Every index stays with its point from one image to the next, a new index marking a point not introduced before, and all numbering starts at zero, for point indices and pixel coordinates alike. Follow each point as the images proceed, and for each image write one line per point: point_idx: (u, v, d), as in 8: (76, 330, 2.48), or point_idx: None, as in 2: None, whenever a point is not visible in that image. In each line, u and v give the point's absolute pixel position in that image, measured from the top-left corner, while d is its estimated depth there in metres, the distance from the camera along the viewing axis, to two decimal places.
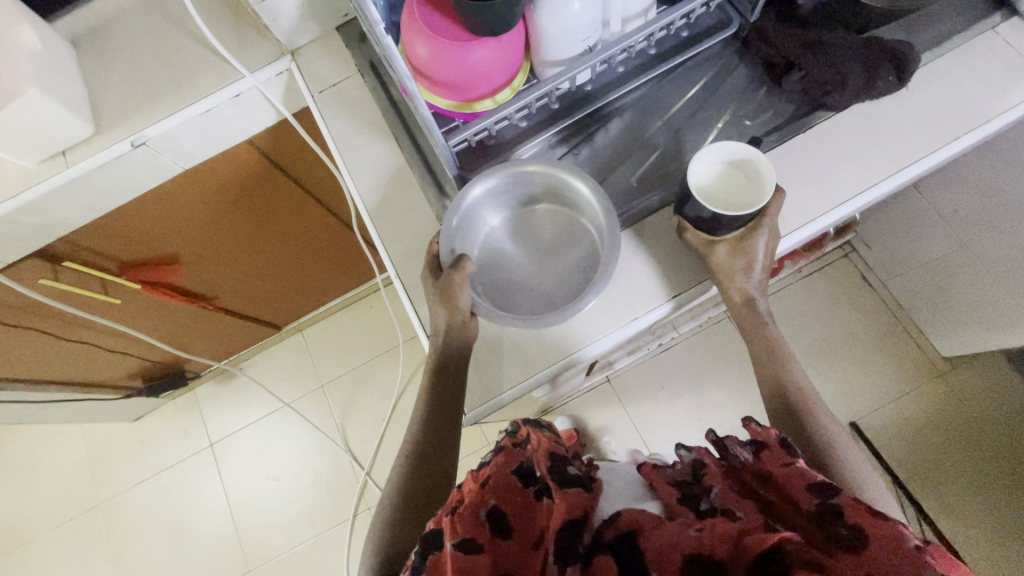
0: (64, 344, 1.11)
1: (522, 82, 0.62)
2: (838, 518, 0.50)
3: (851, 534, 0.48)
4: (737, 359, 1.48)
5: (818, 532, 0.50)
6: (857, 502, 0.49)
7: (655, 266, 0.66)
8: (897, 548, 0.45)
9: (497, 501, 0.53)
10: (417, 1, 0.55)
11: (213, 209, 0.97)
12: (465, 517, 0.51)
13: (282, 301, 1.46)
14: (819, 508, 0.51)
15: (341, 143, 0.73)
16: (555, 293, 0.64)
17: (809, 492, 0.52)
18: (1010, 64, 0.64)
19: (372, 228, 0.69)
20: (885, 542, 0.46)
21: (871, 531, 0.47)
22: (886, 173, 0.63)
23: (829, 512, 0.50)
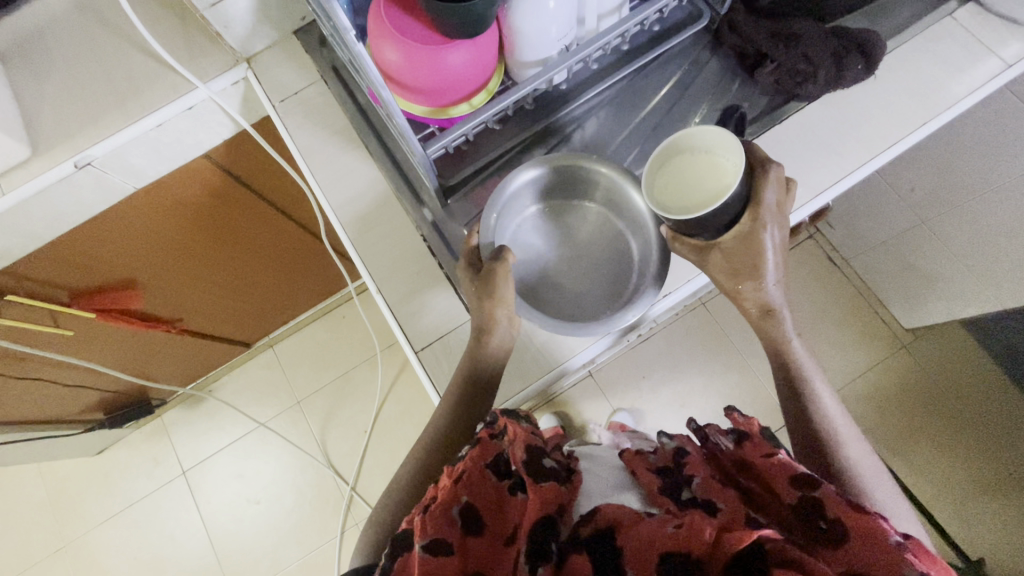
0: (13, 382, 1.03)
1: (498, 84, 0.60)
2: (820, 509, 0.47)
3: (830, 527, 0.46)
4: (715, 344, 1.51)
5: (798, 524, 0.48)
6: (836, 494, 0.47)
7: None
8: (875, 543, 0.43)
9: (470, 497, 0.49)
10: (385, 3, 0.52)
11: (171, 228, 0.91)
12: (434, 514, 0.47)
13: (250, 319, 1.40)
14: (798, 499, 0.49)
15: (308, 154, 0.69)
16: (590, 295, 0.63)
17: (790, 482, 0.50)
18: (970, 49, 0.66)
19: (349, 242, 0.66)
20: (864, 537, 0.44)
21: (852, 524, 0.45)
22: (860, 160, 0.64)
23: (809, 504, 0.48)
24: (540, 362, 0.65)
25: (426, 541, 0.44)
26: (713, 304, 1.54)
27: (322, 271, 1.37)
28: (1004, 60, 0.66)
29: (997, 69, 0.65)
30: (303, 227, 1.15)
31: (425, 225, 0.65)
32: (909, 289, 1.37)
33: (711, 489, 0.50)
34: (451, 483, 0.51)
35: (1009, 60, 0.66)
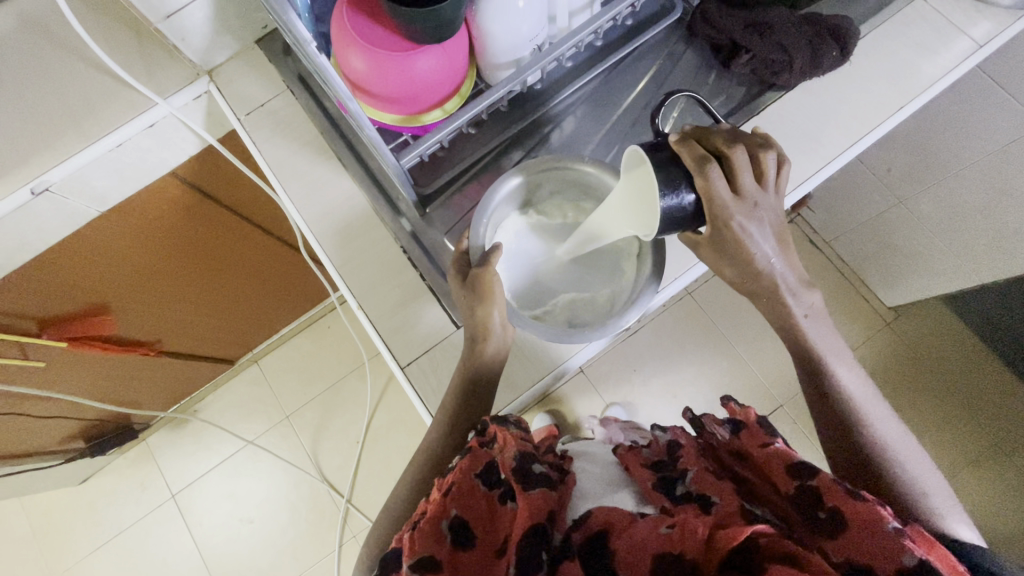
0: None
1: (471, 88, 0.58)
2: (816, 499, 0.47)
3: (829, 516, 0.45)
4: (703, 333, 1.52)
5: (795, 514, 0.48)
6: (835, 483, 0.46)
7: None
8: (875, 532, 0.43)
9: (459, 510, 0.47)
10: (347, 8, 0.50)
11: (142, 250, 0.88)
12: (423, 531, 0.45)
13: (231, 336, 1.37)
14: (796, 488, 0.48)
15: (279, 168, 0.67)
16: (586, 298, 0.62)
17: (787, 473, 0.49)
18: (941, 31, 0.66)
19: (326, 257, 0.64)
20: (864, 525, 0.43)
21: (848, 512, 0.44)
22: (840, 148, 0.64)
23: (807, 494, 0.47)
24: (530, 369, 0.64)
25: (415, 561, 0.43)
26: (698, 294, 1.54)
27: (303, 282, 1.34)
28: (975, 41, 0.66)
29: (967, 50, 0.66)
30: (281, 239, 1.12)
31: (404, 236, 0.63)
32: (890, 269, 1.39)
33: (705, 480, 0.48)
34: (440, 496, 0.49)
35: (980, 40, 0.66)
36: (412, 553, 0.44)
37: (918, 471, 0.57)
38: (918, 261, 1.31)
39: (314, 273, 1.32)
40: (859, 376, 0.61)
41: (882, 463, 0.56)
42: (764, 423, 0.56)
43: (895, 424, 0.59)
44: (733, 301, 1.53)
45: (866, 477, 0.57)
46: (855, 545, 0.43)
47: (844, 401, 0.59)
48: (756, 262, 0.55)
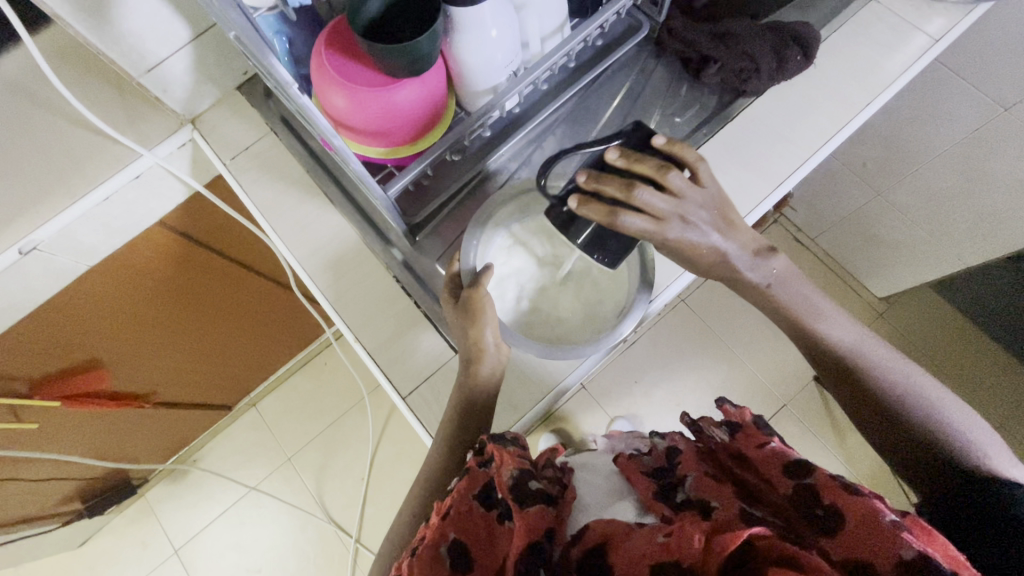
0: None
1: (451, 116, 0.60)
2: (815, 497, 0.46)
3: (827, 514, 0.45)
4: (700, 339, 1.53)
5: (794, 514, 0.46)
6: (833, 481, 0.46)
7: None
8: (871, 526, 0.42)
9: (458, 533, 0.46)
10: (326, 49, 0.51)
11: (133, 300, 0.87)
12: (422, 556, 0.44)
13: (227, 381, 1.35)
14: (793, 488, 0.48)
15: (266, 208, 0.67)
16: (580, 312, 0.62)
17: (785, 473, 0.49)
18: (897, 29, 0.69)
19: (320, 292, 0.64)
20: (861, 522, 0.43)
21: (847, 508, 0.44)
22: (814, 146, 0.66)
23: (806, 492, 0.47)
24: (532, 387, 0.64)
25: None
26: (692, 300, 1.56)
27: (297, 321, 1.34)
28: (931, 35, 0.68)
29: (924, 45, 0.68)
30: (273, 280, 1.12)
31: (396, 265, 0.64)
32: (876, 260, 1.41)
33: (705, 485, 0.48)
34: (439, 519, 0.48)
35: (935, 35, 0.69)
36: None
37: (937, 407, 0.57)
38: (902, 251, 1.33)
39: (309, 311, 1.32)
40: (857, 327, 0.62)
41: (894, 407, 0.57)
42: (761, 423, 0.56)
43: (903, 367, 0.60)
44: (726, 305, 1.55)
45: (881, 421, 0.58)
46: (853, 543, 0.42)
47: (848, 357, 0.60)
48: (716, 257, 0.57)
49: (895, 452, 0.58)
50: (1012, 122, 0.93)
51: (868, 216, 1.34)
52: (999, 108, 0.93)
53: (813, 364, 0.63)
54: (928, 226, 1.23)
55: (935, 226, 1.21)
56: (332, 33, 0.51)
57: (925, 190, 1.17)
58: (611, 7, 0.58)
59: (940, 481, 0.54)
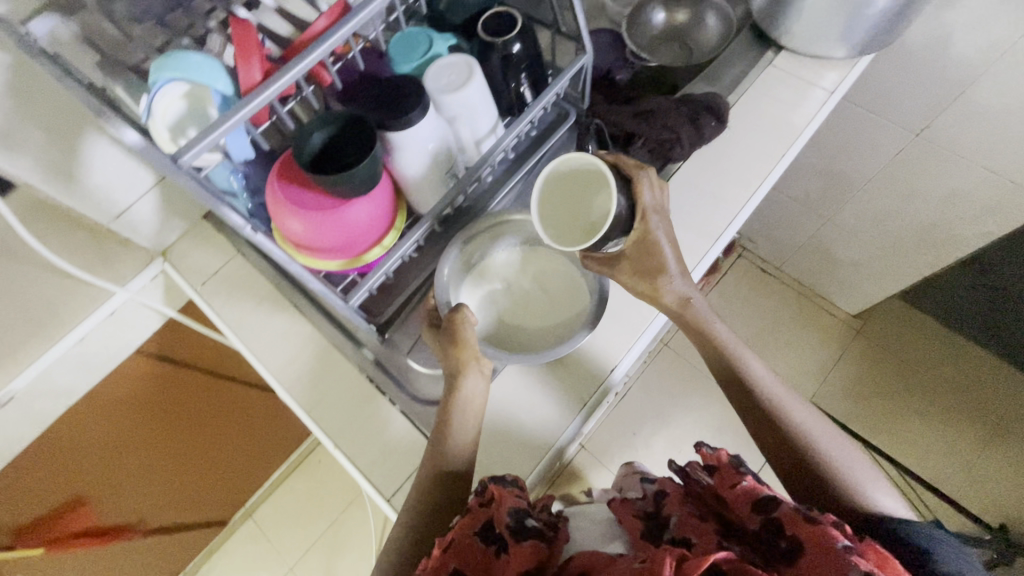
0: None
1: (404, 220, 0.64)
2: (778, 529, 0.48)
3: (790, 546, 0.46)
4: (690, 380, 1.54)
5: (761, 549, 0.48)
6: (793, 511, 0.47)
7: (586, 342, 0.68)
8: (827, 553, 0.44)
9: (457, 564, 0.48)
10: (278, 182, 0.55)
11: (114, 430, 0.87)
12: None
13: (219, 495, 1.32)
14: (760, 523, 0.49)
15: (239, 327, 0.70)
16: (549, 334, 0.65)
17: (753, 510, 0.50)
18: (795, 88, 0.77)
19: (296, 401, 0.66)
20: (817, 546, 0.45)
21: (803, 535, 0.46)
22: (743, 199, 0.71)
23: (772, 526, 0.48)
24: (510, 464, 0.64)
25: None
26: (674, 343, 1.58)
27: (286, 425, 1.32)
28: (826, 88, 0.76)
29: (823, 98, 0.76)
30: (257, 388, 1.12)
31: (368, 365, 0.65)
32: (841, 281, 1.47)
33: (688, 525, 0.50)
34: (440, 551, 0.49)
35: (830, 87, 0.76)
36: None
37: (841, 452, 0.59)
38: (862, 270, 1.39)
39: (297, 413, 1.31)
40: (769, 371, 0.64)
41: (808, 452, 0.59)
42: (737, 463, 0.54)
43: (811, 413, 0.62)
44: None
45: (799, 465, 0.59)
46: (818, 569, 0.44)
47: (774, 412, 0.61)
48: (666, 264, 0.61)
49: (812, 499, 0.58)
50: (926, 148, 1.01)
51: (823, 241, 1.40)
52: (911, 136, 1.01)
53: (737, 408, 0.64)
54: (878, 247, 1.28)
55: (885, 246, 1.26)
56: (285, 160, 0.55)
57: (867, 215, 1.23)
58: (539, 102, 0.65)
59: (853, 530, 0.54)
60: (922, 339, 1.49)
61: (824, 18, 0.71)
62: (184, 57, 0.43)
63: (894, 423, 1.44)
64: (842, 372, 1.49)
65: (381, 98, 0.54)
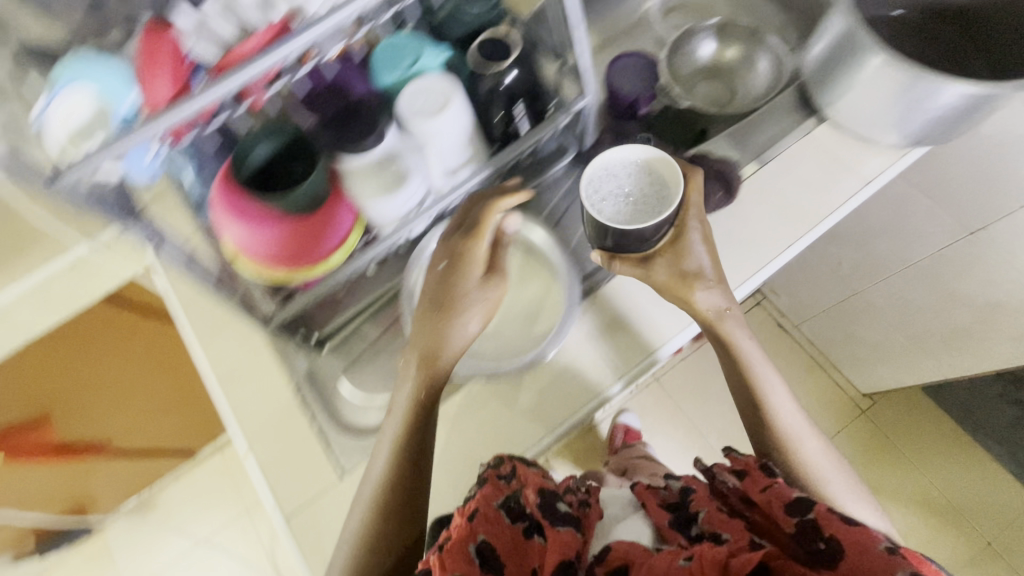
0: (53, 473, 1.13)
1: (358, 240, 0.59)
2: (816, 529, 0.53)
3: (828, 547, 0.51)
4: (672, 421, 1.47)
5: (796, 549, 0.53)
6: (830, 513, 0.53)
7: (532, 392, 0.64)
8: (867, 553, 0.49)
9: (486, 535, 0.53)
10: (221, 185, 0.51)
11: (77, 364, 0.91)
12: (453, 552, 0.52)
13: (187, 429, 1.38)
14: (796, 526, 0.54)
15: (187, 305, 0.69)
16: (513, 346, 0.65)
17: (788, 514, 0.55)
18: (839, 480, 0.64)
19: (223, 400, 0.63)
20: (857, 549, 0.50)
21: (845, 539, 0.51)
22: (744, 281, 0.65)
23: (806, 525, 0.53)
24: None
25: None
26: (666, 379, 1.51)
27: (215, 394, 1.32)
28: (864, 175, 0.67)
29: (856, 184, 0.67)
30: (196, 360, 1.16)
31: (301, 377, 0.63)
32: (858, 356, 1.35)
33: (717, 520, 0.55)
34: (467, 521, 0.55)
35: (868, 175, 0.67)
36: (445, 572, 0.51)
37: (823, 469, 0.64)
38: (882, 353, 1.27)
39: None
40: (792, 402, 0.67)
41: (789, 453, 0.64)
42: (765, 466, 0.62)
43: (829, 454, 0.66)
44: (701, 388, 1.49)
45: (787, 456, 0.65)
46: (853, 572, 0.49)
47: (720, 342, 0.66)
48: None
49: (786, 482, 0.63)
50: (974, 249, 0.91)
51: (846, 311, 1.27)
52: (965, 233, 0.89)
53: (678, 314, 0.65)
54: (906, 332, 1.16)
55: (915, 333, 1.14)
56: (223, 164, 0.51)
57: (903, 297, 1.10)
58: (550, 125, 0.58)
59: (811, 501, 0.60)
60: (929, 434, 1.39)
61: (878, 106, 0.62)
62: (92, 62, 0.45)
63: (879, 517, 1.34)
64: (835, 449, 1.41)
65: (340, 121, 0.51)
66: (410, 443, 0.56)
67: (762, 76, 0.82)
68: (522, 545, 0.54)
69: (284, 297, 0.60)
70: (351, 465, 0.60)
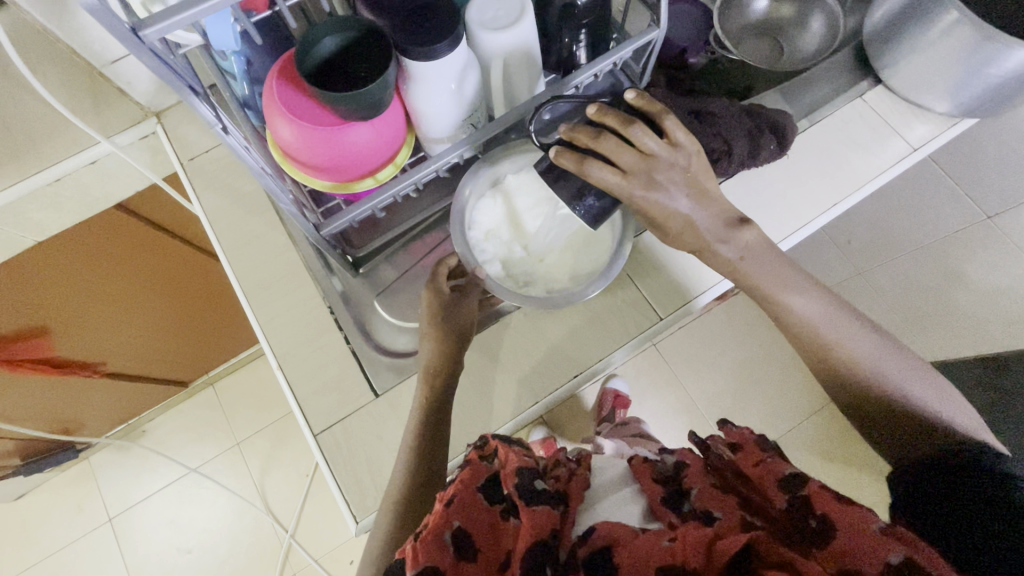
0: (52, 389, 1.10)
1: (408, 156, 0.58)
2: (807, 507, 0.48)
3: (819, 524, 0.46)
4: (665, 387, 1.50)
5: (789, 527, 0.48)
6: (824, 490, 0.48)
7: (568, 329, 0.64)
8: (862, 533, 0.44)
9: (462, 522, 0.47)
10: (277, 78, 0.49)
11: (86, 272, 0.88)
12: (426, 541, 0.45)
13: (181, 358, 1.35)
14: (788, 501, 0.50)
15: (214, 216, 0.66)
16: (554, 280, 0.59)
17: (780, 487, 0.51)
18: (892, 367, 0.56)
19: (253, 312, 0.62)
20: (850, 527, 0.45)
21: (838, 518, 0.46)
22: (786, 233, 0.66)
23: (800, 504, 0.49)
24: (466, 423, 0.62)
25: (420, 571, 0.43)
26: (663, 345, 1.54)
27: (213, 324, 1.29)
28: (910, 143, 0.68)
29: (901, 149, 0.68)
30: (202, 284, 1.13)
31: (333, 295, 0.62)
32: None
33: (708, 496, 0.50)
34: (442, 508, 0.48)
35: (914, 143, 0.68)
36: (416, 563, 0.44)
37: (871, 358, 0.56)
38: None
39: (218, 317, 1.27)
40: (824, 304, 0.57)
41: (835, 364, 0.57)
42: (760, 442, 0.58)
43: (872, 339, 0.57)
44: (696, 356, 1.53)
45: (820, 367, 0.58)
46: (843, 551, 0.44)
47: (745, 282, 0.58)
48: None
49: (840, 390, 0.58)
50: None
51: None
52: None
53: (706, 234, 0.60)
54: None
55: None
56: (285, 57, 0.49)
57: None
58: (618, 53, 0.56)
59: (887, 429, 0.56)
60: None
61: (935, 68, 0.62)
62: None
63: (854, 488, 1.40)
64: (818, 423, 1.46)
65: (410, 16, 0.47)
66: (451, 362, 0.56)
67: (813, 35, 0.80)
68: (498, 527, 0.49)
69: (325, 212, 0.58)
70: (385, 386, 0.60)
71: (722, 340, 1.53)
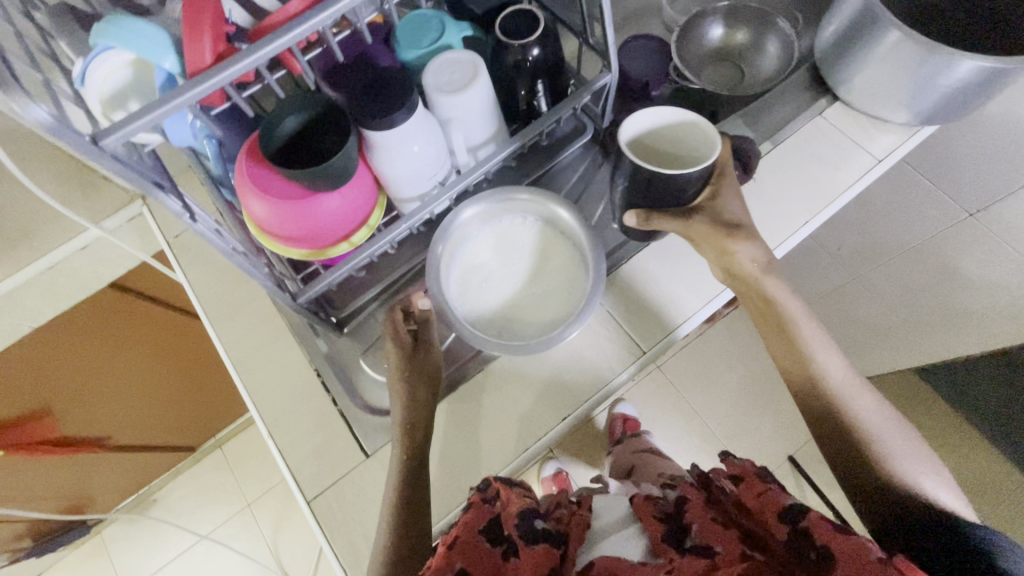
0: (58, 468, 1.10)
1: (381, 216, 0.59)
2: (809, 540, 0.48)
3: (820, 558, 0.46)
4: (673, 409, 1.48)
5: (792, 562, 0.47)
6: (823, 519, 0.48)
7: (555, 369, 0.64)
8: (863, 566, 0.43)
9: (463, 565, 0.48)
10: (247, 158, 0.51)
11: (83, 350, 0.89)
12: None
13: (186, 424, 1.35)
14: (789, 534, 0.49)
15: (201, 288, 0.68)
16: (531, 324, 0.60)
17: (780, 519, 0.50)
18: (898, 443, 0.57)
19: (241, 381, 0.62)
20: (851, 560, 0.44)
21: (840, 548, 0.45)
22: (764, 252, 0.66)
23: (801, 534, 0.48)
24: (460, 474, 0.61)
25: None
26: (667, 367, 1.52)
27: (215, 387, 1.30)
28: (874, 155, 0.69)
29: (867, 162, 0.68)
30: (201, 349, 1.14)
31: (319, 357, 0.62)
32: None
33: (709, 532, 0.50)
34: (443, 551, 0.50)
35: (879, 154, 0.69)
36: None
37: (881, 430, 0.58)
38: None
39: (220, 380, 1.28)
40: (845, 367, 0.61)
41: (837, 413, 0.59)
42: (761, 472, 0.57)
43: (875, 402, 0.59)
44: (702, 375, 1.51)
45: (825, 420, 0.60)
46: None
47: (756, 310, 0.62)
48: None
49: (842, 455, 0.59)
50: (980, 230, 0.94)
51: None
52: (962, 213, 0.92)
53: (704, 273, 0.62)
54: None
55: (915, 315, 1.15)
56: (251, 137, 0.51)
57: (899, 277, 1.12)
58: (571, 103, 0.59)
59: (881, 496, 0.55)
60: None
61: (887, 83, 0.63)
62: (130, 22, 0.40)
63: None
64: None
65: (365, 88, 0.49)
66: None
67: (770, 57, 0.83)
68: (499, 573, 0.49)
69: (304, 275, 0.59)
70: (375, 444, 0.59)
71: (726, 356, 1.51)
